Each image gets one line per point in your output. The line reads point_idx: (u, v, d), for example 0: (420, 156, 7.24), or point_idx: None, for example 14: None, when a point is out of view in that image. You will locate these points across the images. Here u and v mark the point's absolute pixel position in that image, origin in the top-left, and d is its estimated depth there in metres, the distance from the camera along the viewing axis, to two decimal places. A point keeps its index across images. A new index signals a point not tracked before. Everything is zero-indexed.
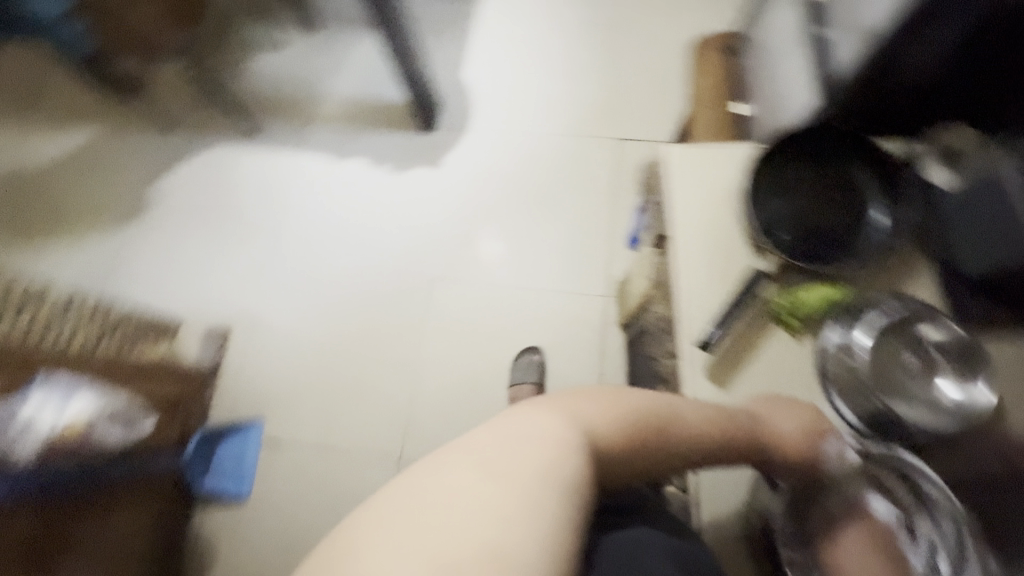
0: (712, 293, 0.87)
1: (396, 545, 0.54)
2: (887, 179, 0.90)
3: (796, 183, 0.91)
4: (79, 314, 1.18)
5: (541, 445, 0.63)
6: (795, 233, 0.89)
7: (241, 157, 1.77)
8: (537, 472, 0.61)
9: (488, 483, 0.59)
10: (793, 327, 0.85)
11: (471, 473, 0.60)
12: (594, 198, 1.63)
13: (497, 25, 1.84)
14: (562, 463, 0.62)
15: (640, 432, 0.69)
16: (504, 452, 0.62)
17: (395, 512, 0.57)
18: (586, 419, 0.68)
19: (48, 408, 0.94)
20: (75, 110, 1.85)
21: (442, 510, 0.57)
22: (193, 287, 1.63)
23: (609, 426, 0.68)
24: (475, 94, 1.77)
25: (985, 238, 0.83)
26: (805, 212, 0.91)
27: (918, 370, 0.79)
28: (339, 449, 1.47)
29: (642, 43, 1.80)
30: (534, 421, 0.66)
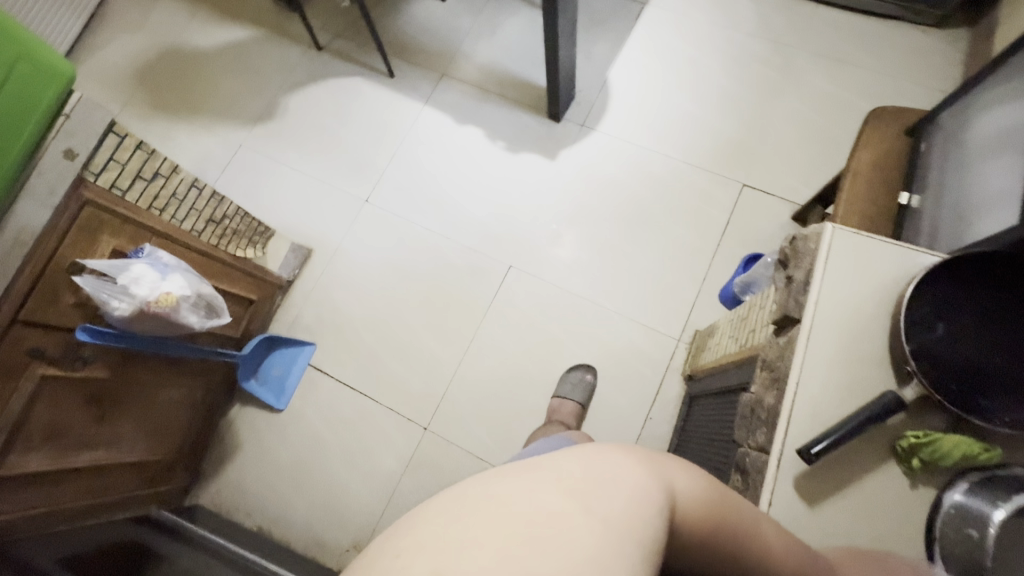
0: (849, 385, 0.59)
1: (441, 559, 0.40)
2: None
3: (973, 295, 0.60)
4: (201, 198, 1.20)
5: (629, 487, 0.47)
6: (954, 360, 0.59)
7: (368, 91, 1.81)
8: (624, 517, 0.45)
9: (566, 511, 0.44)
10: (910, 467, 0.57)
11: (545, 492, 0.45)
12: (700, 237, 1.54)
13: (660, 31, 1.76)
14: (649, 516, 0.46)
15: (730, 518, 0.51)
16: (584, 478, 0.47)
17: (448, 517, 0.43)
18: (677, 476, 0.52)
19: (151, 273, 0.99)
20: (241, 4, 1.97)
21: (506, 532, 0.41)
22: (290, 199, 1.71)
23: (703, 492, 0.51)
24: (613, 94, 1.71)
25: None
26: (977, 336, 0.60)
27: None
28: (373, 397, 1.50)
29: (805, 97, 1.64)
30: (624, 468, 0.49)
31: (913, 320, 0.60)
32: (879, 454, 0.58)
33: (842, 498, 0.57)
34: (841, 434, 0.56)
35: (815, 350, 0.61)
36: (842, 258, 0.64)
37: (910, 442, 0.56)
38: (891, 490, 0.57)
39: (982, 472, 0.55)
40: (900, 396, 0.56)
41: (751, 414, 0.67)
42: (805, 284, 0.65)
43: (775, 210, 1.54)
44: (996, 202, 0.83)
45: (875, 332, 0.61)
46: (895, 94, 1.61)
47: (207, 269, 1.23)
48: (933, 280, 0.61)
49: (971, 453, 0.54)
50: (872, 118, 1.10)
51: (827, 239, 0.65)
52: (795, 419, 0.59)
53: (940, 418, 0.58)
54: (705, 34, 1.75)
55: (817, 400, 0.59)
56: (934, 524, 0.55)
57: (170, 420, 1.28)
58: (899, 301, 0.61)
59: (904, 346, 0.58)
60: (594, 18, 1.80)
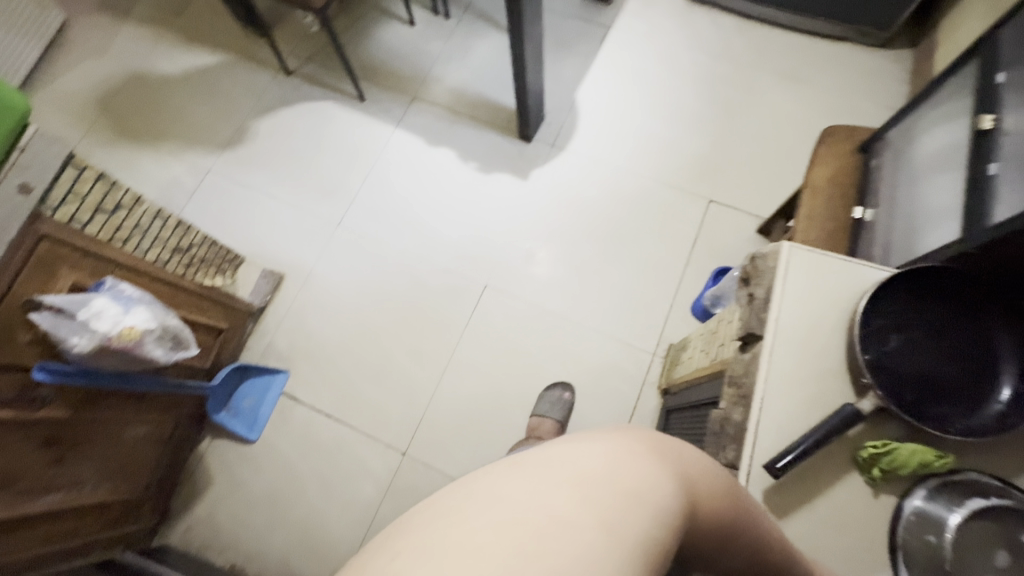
0: (811, 399, 0.61)
1: (447, 565, 0.39)
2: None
3: (921, 308, 0.63)
4: (166, 226, 1.18)
5: (643, 498, 0.46)
6: (907, 371, 0.61)
7: (339, 114, 1.81)
8: (634, 532, 0.44)
9: (577, 522, 0.43)
10: (871, 477, 0.58)
11: (557, 499, 0.44)
12: (671, 251, 1.58)
13: (624, 53, 1.82)
14: (657, 530, 0.45)
15: (736, 517, 0.51)
16: (598, 486, 0.45)
17: (456, 519, 0.42)
18: (691, 481, 0.51)
19: (115, 307, 0.95)
20: (208, 29, 1.96)
21: (515, 539, 0.40)
22: (261, 224, 1.69)
23: (713, 491, 0.51)
24: (581, 113, 1.75)
25: None
26: (927, 346, 0.62)
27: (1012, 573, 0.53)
28: (351, 423, 1.47)
29: (765, 115, 1.71)
30: (642, 466, 0.48)
31: (867, 333, 0.62)
32: (842, 465, 0.59)
33: (810, 511, 0.58)
34: (805, 447, 0.57)
35: (778, 366, 0.63)
36: (799, 275, 0.67)
37: (870, 452, 0.58)
38: (857, 500, 0.58)
39: (937, 479, 0.57)
40: (858, 409, 0.58)
41: (722, 431, 0.69)
42: (766, 302, 0.67)
43: (742, 224, 1.59)
44: (941, 216, 0.87)
45: (834, 346, 0.64)
46: (848, 110, 1.69)
47: (173, 300, 1.19)
48: (885, 294, 0.63)
49: (927, 462, 0.56)
50: (827, 134, 1.14)
51: (784, 257, 0.67)
52: (762, 433, 0.61)
53: (896, 428, 0.60)
54: (668, 55, 1.81)
55: (782, 413, 0.61)
56: (896, 532, 0.57)
57: (135, 456, 1.22)
58: (855, 314, 0.63)
59: (860, 359, 0.60)
60: (560, 41, 1.84)
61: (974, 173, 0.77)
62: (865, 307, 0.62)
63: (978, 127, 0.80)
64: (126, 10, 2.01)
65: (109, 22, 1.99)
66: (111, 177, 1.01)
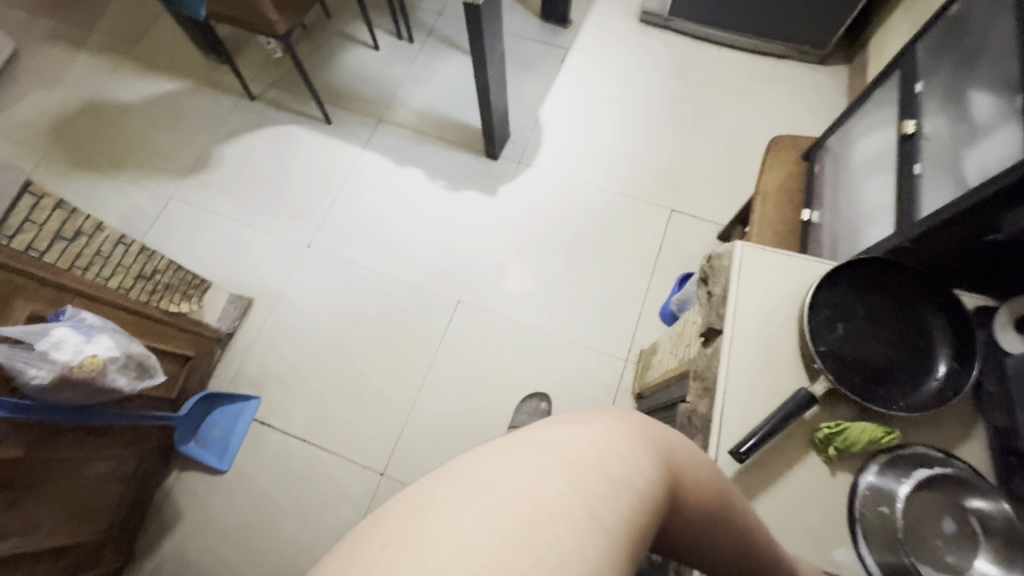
0: (770, 386, 0.65)
1: (434, 553, 0.40)
2: (953, 326, 0.65)
3: (864, 297, 0.68)
4: (128, 255, 1.16)
5: (625, 482, 0.48)
6: (855, 356, 0.66)
7: (305, 137, 1.82)
8: (612, 508, 0.46)
9: (562, 508, 0.44)
10: (827, 455, 0.62)
11: (543, 485, 0.45)
12: (637, 260, 1.63)
13: (583, 73, 1.89)
14: (637, 514, 0.47)
15: (710, 495, 0.54)
16: (583, 472, 0.47)
17: (443, 508, 0.43)
18: (670, 464, 0.53)
19: (75, 336, 0.94)
20: (168, 57, 1.95)
21: (501, 525, 0.42)
22: (228, 248, 1.67)
23: (686, 469, 0.54)
24: (545, 131, 1.81)
25: None
26: (871, 332, 0.67)
27: (953, 535, 0.57)
28: (326, 447, 1.45)
29: (718, 128, 1.81)
30: (617, 447, 0.51)
31: (816, 323, 0.67)
32: (801, 446, 0.63)
33: (775, 494, 0.62)
34: (765, 431, 0.61)
35: (737, 357, 0.67)
36: (752, 272, 0.71)
37: (825, 433, 0.62)
38: (816, 480, 0.62)
39: (887, 453, 0.61)
40: (812, 393, 0.62)
41: (690, 422, 0.72)
42: (724, 298, 0.72)
43: (703, 231, 1.66)
44: (879, 215, 0.94)
45: (787, 335, 0.68)
46: (794, 123, 1.79)
47: (137, 328, 1.16)
48: (830, 286, 0.69)
49: (875, 438, 0.60)
50: (774, 144, 1.22)
51: (737, 255, 0.72)
52: (725, 422, 0.64)
53: (848, 409, 0.64)
54: (626, 74, 1.90)
55: (744, 402, 0.65)
56: (855, 507, 0.60)
57: (96, 497, 1.16)
58: (803, 305, 0.68)
59: (810, 346, 0.64)
60: (521, 63, 1.91)
61: (902, 175, 0.84)
62: (812, 298, 0.67)
63: (903, 132, 0.87)
64: (81, 39, 1.98)
65: (64, 51, 1.95)
66: (71, 204, 1.00)
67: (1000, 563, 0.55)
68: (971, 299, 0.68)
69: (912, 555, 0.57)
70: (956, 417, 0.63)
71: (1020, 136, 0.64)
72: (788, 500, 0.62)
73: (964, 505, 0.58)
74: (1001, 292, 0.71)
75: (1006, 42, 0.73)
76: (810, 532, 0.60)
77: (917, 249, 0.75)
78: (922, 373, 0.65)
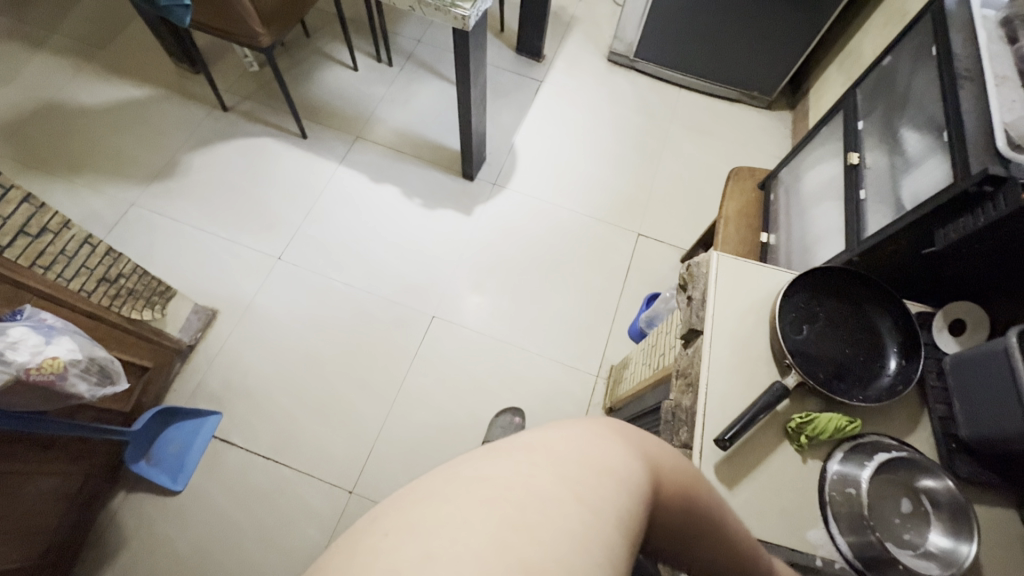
0: (747, 381, 0.71)
1: (434, 540, 0.37)
2: (901, 327, 0.73)
3: (823, 302, 0.77)
4: (93, 257, 1.10)
5: (617, 476, 0.45)
6: (819, 354, 0.73)
7: (279, 150, 1.81)
8: (610, 510, 0.43)
9: (559, 498, 0.41)
10: (799, 443, 0.68)
11: (537, 477, 0.42)
12: (606, 280, 1.71)
13: (556, 104, 2.01)
14: (632, 507, 0.45)
15: (699, 501, 0.52)
16: (577, 470, 0.44)
17: (437, 500, 0.40)
18: (653, 460, 0.51)
19: (35, 336, 0.88)
20: (136, 62, 1.90)
21: (498, 514, 0.39)
22: (193, 258, 1.61)
23: (679, 474, 0.52)
24: (519, 156, 1.89)
25: (992, 413, 0.63)
26: (831, 333, 0.75)
27: (909, 511, 0.64)
28: (292, 464, 1.39)
29: (680, 161, 1.94)
30: (615, 449, 0.48)
31: (787, 323, 0.74)
32: (776, 435, 0.69)
33: (755, 480, 0.66)
34: (746, 420, 0.66)
35: (718, 354, 0.72)
36: (728, 278, 0.78)
37: (797, 423, 0.68)
38: (791, 466, 0.67)
39: (852, 441, 0.67)
40: (787, 385, 0.68)
41: (674, 419, 0.77)
42: (703, 302, 0.78)
43: (667, 255, 1.76)
44: (830, 235, 1.05)
45: (761, 334, 0.74)
46: (747, 159, 1.96)
47: (95, 334, 1.10)
48: (795, 291, 0.76)
49: (841, 426, 0.66)
50: (734, 174, 1.33)
51: (714, 263, 0.79)
52: (708, 415, 0.69)
53: (815, 401, 0.70)
54: (595, 108, 2.02)
55: (725, 395, 0.70)
56: (826, 490, 0.65)
57: (33, 519, 1.07)
58: (774, 307, 0.75)
59: (782, 343, 0.71)
60: (497, 91, 2.00)
61: (849, 199, 0.96)
62: (782, 301, 0.74)
63: (848, 162, 1.00)
64: (41, 39, 1.91)
65: (21, 51, 1.87)
66: (37, 200, 0.95)
67: (949, 533, 0.62)
68: (914, 305, 0.77)
69: (878, 532, 0.62)
70: (907, 408, 0.71)
71: (947, 164, 0.76)
72: (766, 484, 0.66)
73: (916, 485, 0.65)
74: (935, 299, 0.81)
75: (930, 89, 0.86)
76: (786, 514, 0.65)
77: (869, 260, 0.85)
78: (876, 368, 0.73)
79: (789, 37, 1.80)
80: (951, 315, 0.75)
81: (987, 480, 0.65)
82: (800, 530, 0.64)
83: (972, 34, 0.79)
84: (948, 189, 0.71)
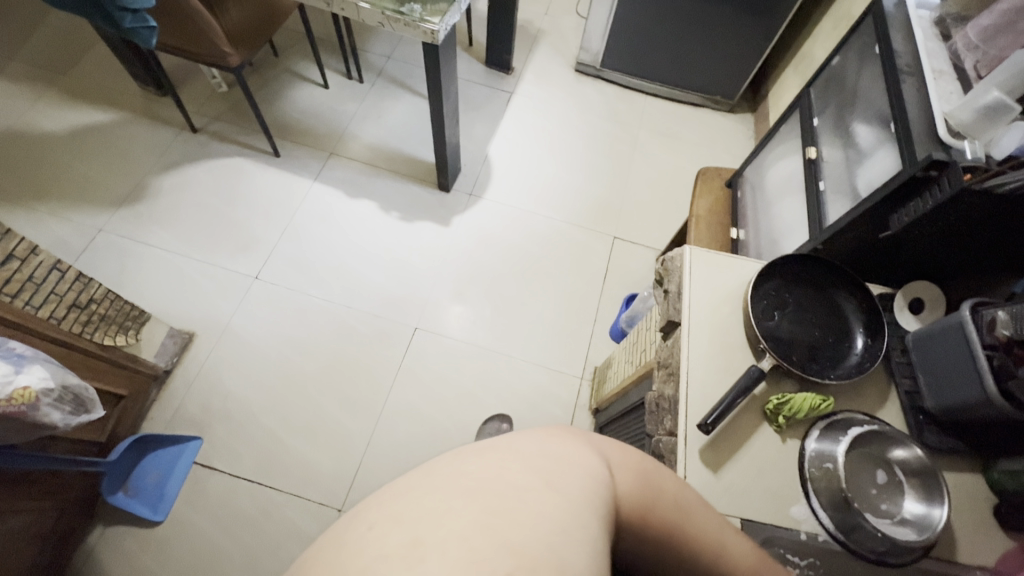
0: (724, 367, 0.74)
1: (422, 528, 0.38)
2: (863, 309, 0.78)
3: (792, 289, 0.80)
4: (63, 283, 1.08)
5: (580, 466, 0.48)
6: (791, 339, 0.77)
7: (252, 169, 1.80)
8: (581, 494, 0.45)
9: (538, 487, 0.43)
10: (778, 424, 0.70)
11: (511, 470, 0.44)
12: (585, 284, 1.74)
13: (527, 114, 2.05)
14: (601, 491, 0.47)
15: (670, 493, 0.53)
16: (545, 462, 0.46)
17: (421, 493, 0.41)
18: (620, 458, 0.53)
19: (5, 366, 0.85)
20: (100, 86, 1.87)
21: (480, 503, 0.40)
22: (165, 281, 1.58)
23: (640, 465, 0.54)
24: (494, 166, 1.92)
25: (954, 384, 0.67)
26: (801, 318, 0.78)
27: (884, 483, 0.67)
28: (276, 485, 1.36)
29: (651, 165, 2.00)
30: (574, 446, 0.51)
31: (759, 310, 0.77)
32: (755, 417, 0.71)
33: (738, 462, 0.68)
34: (728, 404, 0.68)
35: (696, 343, 0.75)
36: (701, 271, 0.81)
37: (775, 405, 0.70)
38: (771, 445, 0.70)
39: (826, 418, 0.70)
40: (763, 368, 0.70)
41: (659, 409, 0.78)
42: (678, 294, 0.80)
43: (643, 256, 1.80)
44: (795, 227, 1.10)
45: (735, 322, 0.77)
46: (714, 160, 2.03)
47: (67, 361, 1.07)
48: (764, 279, 0.80)
49: (816, 405, 0.69)
50: (702, 173, 1.38)
51: (687, 257, 0.82)
52: (690, 402, 0.71)
53: (791, 383, 0.73)
54: (566, 116, 2.07)
55: (704, 382, 0.72)
56: (806, 466, 0.68)
57: (4, 559, 1.02)
58: (745, 296, 0.78)
59: (755, 329, 0.74)
60: (469, 104, 2.04)
61: (810, 191, 1.00)
62: (753, 290, 0.77)
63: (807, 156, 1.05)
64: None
65: None
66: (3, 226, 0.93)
67: (922, 499, 0.65)
68: (876, 287, 0.82)
69: (856, 503, 0.65)
70: (876, 384, 0.74)
71: (896, 152, 0.81)
72: (750, 464, 0.68)
73: (889, 457, 0.68)
74: (895, 280, 0.86)
75: (877, 85, 0.92)
76: (769, 492, 0.67)
77: (831, 248, 0.90)
78: (845, 348, 0.76)
79: (746, 43, 1.88)
80: (909, 295, 0.80)
81: (955, 447, 0.69)
82: (784, 508, 0.66)
83: (910, 33, 0.86)
84: (898, 176, 0.76)
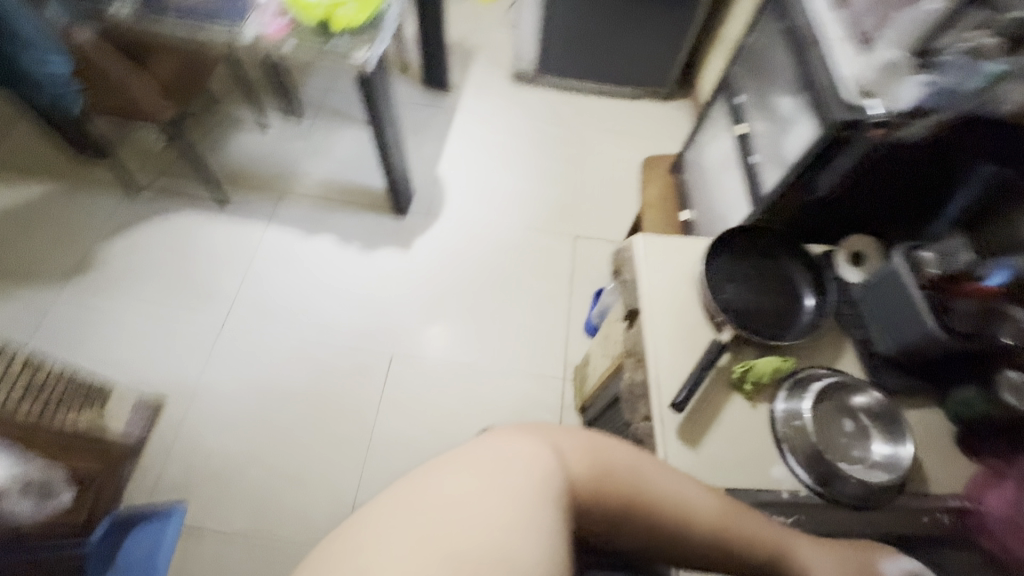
0: (688, 344, 0.76)
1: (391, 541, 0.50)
2: (807, 269, 0.82)
3: (741, 261, 0.84)
4: None
5: (529, 464, 0.57)
6: (748, 309, 0.80)
7: (201, 222, 1.76)
8: (527, 493, 0.54)
9: (487, 495, 0.53)
10: (746, 391, 0.73)
11: (465, 481, 0.54)
12: (553, 286, 1.76)
13: (472, 129, 2.07)
14: (550, 483, 0.56)
15: (625, 470, 0.59)
16: (496, 468, 0.56)
17: (382, 513, 0.53)
18: (573, 447, 0.60)
19: None
20: (30, 161, 1.81)
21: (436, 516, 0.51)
22: (125, 350, 1.53)
23: (593, 450, 0.60)
24: (447, 185, 1.93)
25: (904, 323, 0.71)
26: (754, 287, 0.82)
27: (853, 431, 0.70)
28: (272, 539, 1.32)
29: (600, 161, 2.05)
30: (529, 444, 0.58)
31: (713, 283, 0.80)
32: (724, 387, 0.73)
33: (714, 433, 0.70)
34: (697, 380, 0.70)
35: (658, 326, 0.77)
36: (653, 257, 0.83)
37: (741, 373, 0.73)
38: (743, 412, 0.72)
39: (790, 378, 0.73)
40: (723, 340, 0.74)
41: (634, 395, 0.79)
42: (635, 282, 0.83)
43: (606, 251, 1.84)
44: (738, 201, 1.14)
45: (692, 300, 0.79)
46: (659, 149, 2.09)
47: None
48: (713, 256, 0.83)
49: (779, 367, 0.72)
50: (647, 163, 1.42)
51: (638, 245, 0.84)
52: (661, 383, 0.73)
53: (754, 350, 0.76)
54: (510, 125, 2.10)
55: (671, 362, 0.75)
56: (778, 428, 0.70)
57: None
58: (698, 274, 0.81)
59: (711, 303, 0.76)
60: (413, 126, 2.05)
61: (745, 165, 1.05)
62: (705, 266, 0.80)
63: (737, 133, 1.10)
64: None
65: None
66: None
67: (888, 441, 0.69)
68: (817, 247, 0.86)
69: (829, 455, 0.68)
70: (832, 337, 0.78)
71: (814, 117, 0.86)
72: (726, 434, 0.70)
73: (853, 405, 0.71)
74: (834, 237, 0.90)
75: (787, 58, 0.98)
76: (747, 458, 0.69)
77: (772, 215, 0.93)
78: (798, 308, 0.80)
79: (671, 32, 1.95)
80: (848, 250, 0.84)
81: (910, 386, 0.73)
82: (764, 471, 0.69)
83: (808, 6, 0.91)
84: (816, 138, 0.81)
